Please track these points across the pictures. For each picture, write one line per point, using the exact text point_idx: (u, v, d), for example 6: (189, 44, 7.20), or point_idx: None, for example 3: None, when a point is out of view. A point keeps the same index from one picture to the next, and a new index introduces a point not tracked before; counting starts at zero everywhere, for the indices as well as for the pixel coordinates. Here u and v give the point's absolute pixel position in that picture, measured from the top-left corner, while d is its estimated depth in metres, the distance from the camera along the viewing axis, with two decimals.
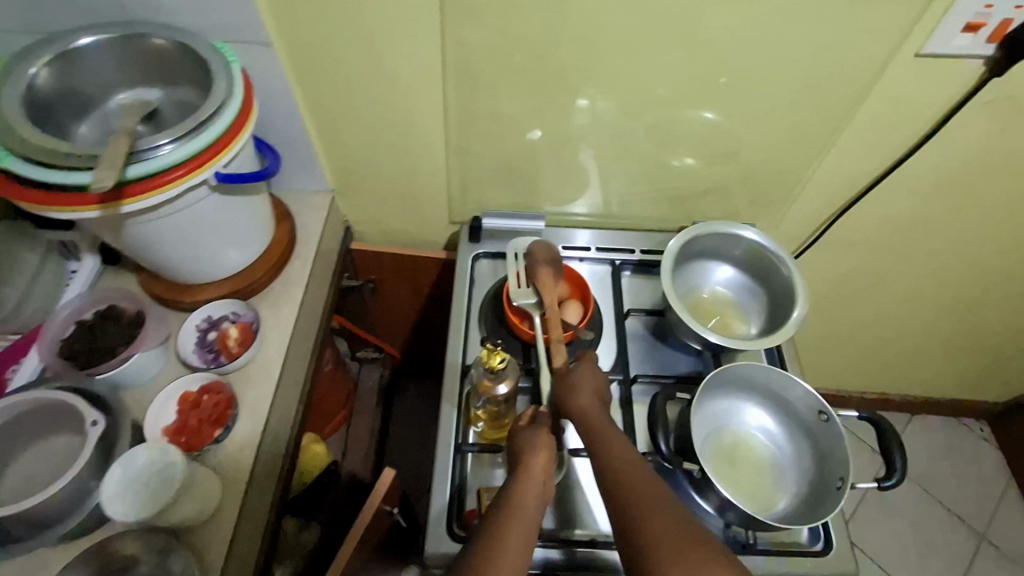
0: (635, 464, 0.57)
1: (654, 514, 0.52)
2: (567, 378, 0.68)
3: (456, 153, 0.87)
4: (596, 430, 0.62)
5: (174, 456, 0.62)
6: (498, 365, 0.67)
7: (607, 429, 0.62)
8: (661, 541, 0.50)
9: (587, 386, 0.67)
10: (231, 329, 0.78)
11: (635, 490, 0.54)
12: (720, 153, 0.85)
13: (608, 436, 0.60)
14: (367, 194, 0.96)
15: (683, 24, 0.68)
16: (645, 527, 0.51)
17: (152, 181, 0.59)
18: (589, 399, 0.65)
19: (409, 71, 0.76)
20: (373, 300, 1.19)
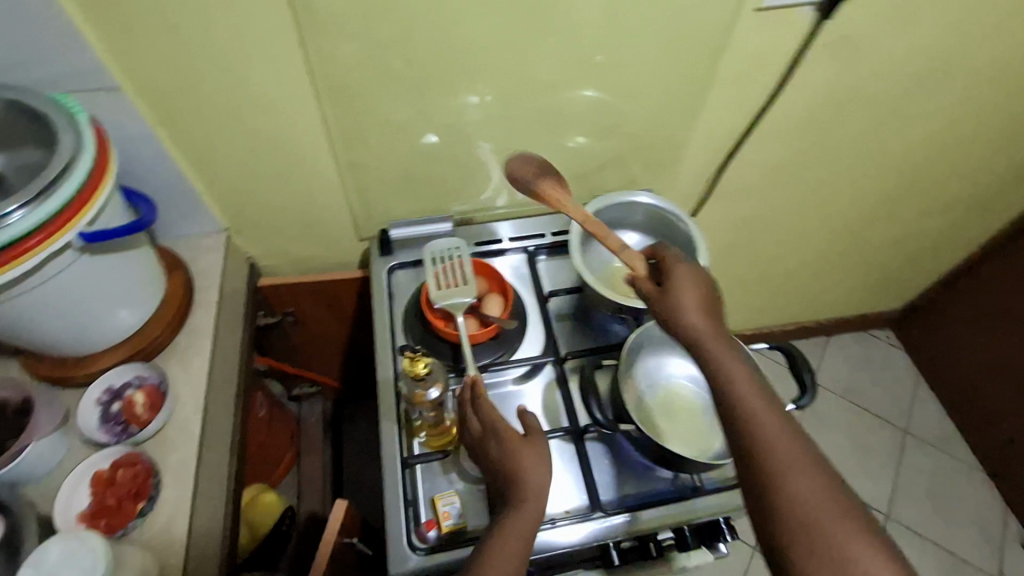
0: (760, 393, 0.56)
1: (792, 451, 0.52)
2: (669, 297, 0.62)
3: (348, 170, 0.85)
4: (714, 356, 0.58)
5: (94, 542, 0.56)
6: (422, 370, 0.67)
7: (728, 351, 0.59)
8: (795, 481, 0.51)
9: (704, 298, 0.62)
10: (136, 395, 0.71)
11: (770, 425, 0.54)
12: (606, 128, 0.88)
13: (730, 360, 0.58)
14: (265, 226, 0.92)
15: (541, 10, 0.70)
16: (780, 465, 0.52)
17: (6, 254, 0.54)
18: (700, 316, 0.60)
19: (279, 93, 0.73)
20: (297, 333, 1.15)
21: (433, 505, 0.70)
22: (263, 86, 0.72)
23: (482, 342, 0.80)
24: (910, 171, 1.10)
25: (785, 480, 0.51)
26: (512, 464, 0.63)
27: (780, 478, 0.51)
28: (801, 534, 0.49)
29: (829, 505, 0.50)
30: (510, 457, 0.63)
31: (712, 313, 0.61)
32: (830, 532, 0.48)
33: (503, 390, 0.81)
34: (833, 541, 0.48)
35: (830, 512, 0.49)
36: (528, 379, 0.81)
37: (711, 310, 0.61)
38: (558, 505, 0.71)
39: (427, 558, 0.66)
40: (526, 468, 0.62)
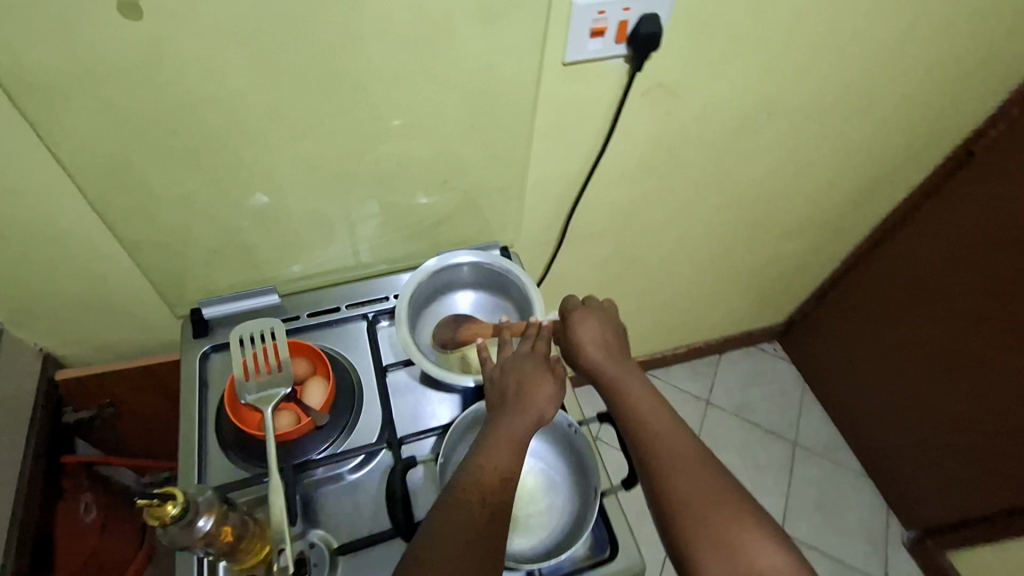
0: (656, 403, 0.65)
1: (683, 449, 0.61)
2: (572, 336, 0.72)
3: (137, 249, 0.75)
4: (614, 381, 0.68)
5: None
6: (172, 512, 0.54)
7: (629, 370, 0.69)
8: (688, 476, 0.60)
9: (607, 336, 0.72)
10: None
11: (664, 430, 0.63)
12: (437, 183, 0.82)
13: (630, 378, 0.68)
14: (53, 313, 0.80)
15: (322, 72, 0.64)
16: (675, 464, 0.60)
17: None
18: (602, 350, 0.70)
19: (23, 168, 0.64)
20: (125, 421, 1.01)
21: None
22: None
23: (305, 435, 0.73)
24: (760, 202, 1.13)
25: (676, 476, 0.60)
26: (526, 392, 0.66)
27: (676, 473, 0.60)
28: (691, 526, 0.57)
29: (713, 492, 0.59)
30: (529, 385, 0.67)
31: (616, 343, 0.72)
32: (713, 520, 0.57)
33: (334, 486, 0.73)
34: (714, 528, 0.57)
35: (714, 500, 0.58)
36: (362, 469, 0.74)
37: (611, 341, 0.71)
38: None
39: None
40: (537, 397, 0.66)
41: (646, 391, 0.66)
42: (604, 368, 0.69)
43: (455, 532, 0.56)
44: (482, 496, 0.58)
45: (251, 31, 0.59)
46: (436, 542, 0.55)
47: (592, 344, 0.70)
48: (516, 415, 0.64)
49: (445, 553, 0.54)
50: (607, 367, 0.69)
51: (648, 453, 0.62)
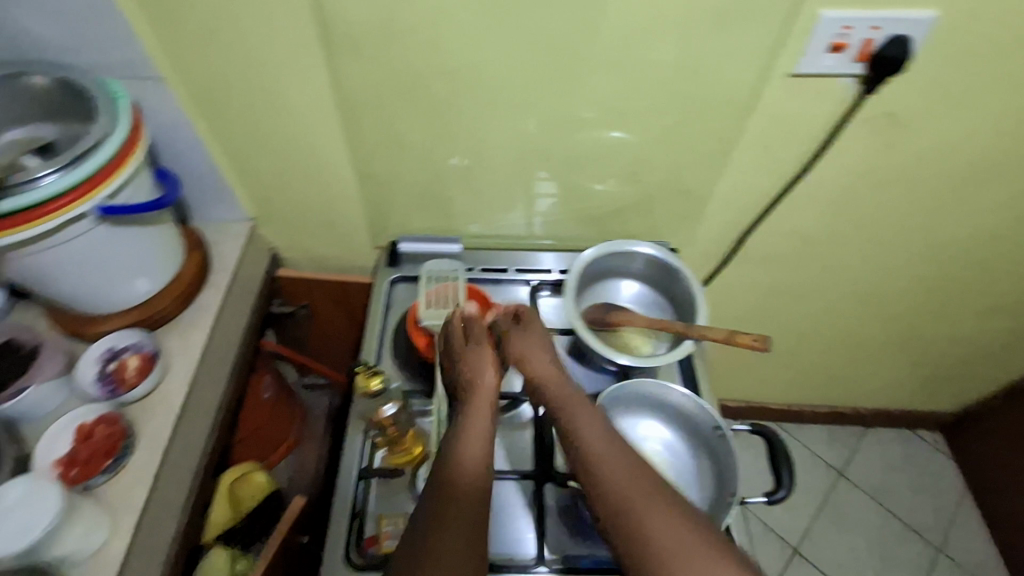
0: (593, 417, 0.66)
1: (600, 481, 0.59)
2: (515, 344, 0.75)
3: (367, 181, 0.89)
4: (561, 397, 0.68)
5: (49, 491, 0.60)
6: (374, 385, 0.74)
7: (556, 394, 0.69)
8: (610, 467, 0.60)
9: (543, 351, 0.74)
10: (130, 359, 0.75)
11: (586, 426, 0.64)
12: (628, 174, 0.87)
13: (575, 403, 0.67)
14: (289, 221, 0.97)
15: (565, 53, 0.71)
16: (593, 456, 0.61)
17: (28, 213, 0.58)
18: (528, 364, 0.73)
19: (311, 102, 0.78)
20: (309, 326, 1.19)
21: (377, 522, 0.71)
22: (296, 92, 0.76)
23: None
24: (968, 265, 1.01)
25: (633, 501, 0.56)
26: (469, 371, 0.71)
27: (602, 464, 0.60)
28: (635, 511, 0.55)
29: (655, 521, 0.54)
30: (475, 365, 0.71)
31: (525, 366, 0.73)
32: (657, 504, 0.55)
33: None
34: (660, 523, 0.54)
35: (650, 487, 0.57)
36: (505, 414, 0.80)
37: (531, 363, 0.73)
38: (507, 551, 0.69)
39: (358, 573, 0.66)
40: (491, 388, 0.70)
41: (571, 394, 0.69)
42: (542, 377, 0.71)
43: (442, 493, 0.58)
44: (460, 465, 0.60)
45: (518, 10, 0.67)
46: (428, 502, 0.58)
47: (528, 357, 0.73)
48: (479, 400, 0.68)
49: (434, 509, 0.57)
50: (542, 377, 0.71)
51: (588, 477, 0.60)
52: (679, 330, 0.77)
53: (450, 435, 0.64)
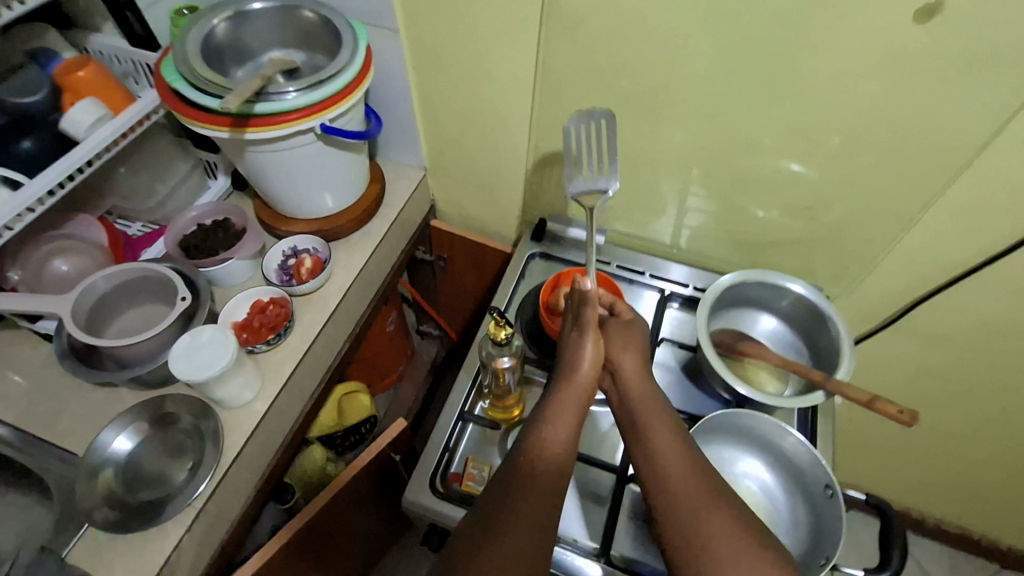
0: (676, 429, 0.60)
1: (677, 499, 0.54)
2: (617, 331, 0.69)
3: (537, 156, 0.94)
4: (648, 402, 0.62)
5: (229, 340, 0.70)
6: (504, 337, 0.70)
7: (643, 395, 0.63)
8: (681, 487, 0.54)
9: (635, 347, 0.67)
10: (307, 259, 0.88)
11: (663, 439, 0.59)
12: (800, 205, 0.83)
13: (660, 413, 0.61)
14: (457, 178, 1.06)
15: (773, 71, 0.69)
16: (668, 473, 0.56)
17: (273, 118, 0.70)
18: (624, 354, 0.66)
19: (512, 74, 0.84)
20: (443, 279, 1.30)
21: (464, 463, 0.76)
22: (502, 63, 0.83)
23: None
24: None
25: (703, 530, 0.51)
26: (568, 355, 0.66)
27: (675, 487, 0.55)
28: (698, 543, 0.51)
29: (728, 557, 0.49)
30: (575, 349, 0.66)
31: (622, 357, 0.66)
32: (733, 543, 0.50)
33: None
34: (729, 559, 0.49)
35: (722, 518, 0.52)
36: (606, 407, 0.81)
37: (625, 354, 0.66)
38: (574, 532, 0.72)
39: (438, 500, 0.72)
40: (588, 376, 0.64)
41: (657, 402, 0.62)
42: (627, 378, 0.65)
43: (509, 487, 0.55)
44: (537, 458, 0.57)
45: (737, 22, 0.66)
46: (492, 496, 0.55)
47: (617, 353, 0.67)
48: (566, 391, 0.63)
49: (501, 501, 0.54)
50: (630, 374, 0.65)
51: (658, 492, 0.55)
52: (816, 379, 0.72)
53: (534, 424, 0.61)
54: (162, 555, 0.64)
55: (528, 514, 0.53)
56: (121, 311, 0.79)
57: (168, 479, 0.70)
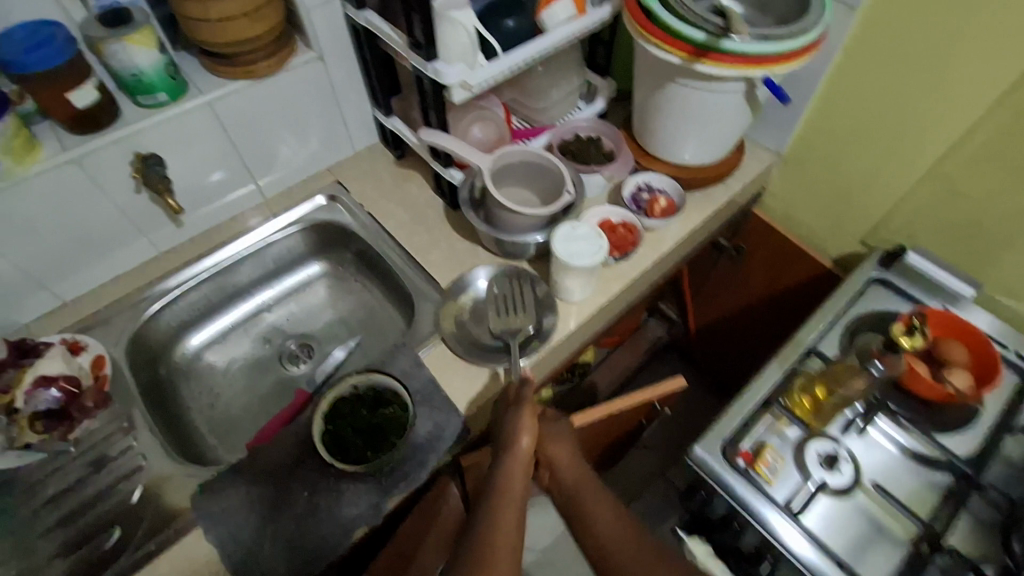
0: (607, 496, 0.69)
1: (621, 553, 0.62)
2: (547, 422, 0.76)
3: (934, 183, 0.84)
4: (581, 486, 0.70)
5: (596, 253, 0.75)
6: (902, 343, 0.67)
7: (577, 478, 0.71)
8: (618, 552, 0.62)
9: (568, 442, 0.74)
10: (661, 198, 0.90)
11: (601, 514, 0.67)
12: None
13: (591, 487, 0.70)
14: (810, 176, 1.00)
15: None
16: (610, 541, 0.64)
17: (733, 59, 0.71)
18: (558, 446, 0.73)
19: (973, 96, 0.73)
20: (721, 268, 1.26)
21: (758, 446, 0.75)
22: (968, 79, 0.72)
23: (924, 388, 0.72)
24: None
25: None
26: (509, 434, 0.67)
27: (612, 549, 0.63)
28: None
29: None
30: (513, 426, 0.68)
31: (557, 445, 0.73)
32: None
33: (886, 446, 0.75)
34: None
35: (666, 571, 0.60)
36: (920, 463, 0.73)
37: (557, 445, 0.73)
38: (855, 564, 0.68)
39: (725, 466, 0.72)
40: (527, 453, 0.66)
41: (593, 483, 0.70)
42: (564, 468, 0.72)
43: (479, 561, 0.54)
44: (494, 538, 0.57)
45: None
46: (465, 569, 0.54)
47: (548, 444, 0.74)
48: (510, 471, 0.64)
49: (476, 573, 0.53)
50: (563, 462, 0.72)
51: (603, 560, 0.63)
52: None
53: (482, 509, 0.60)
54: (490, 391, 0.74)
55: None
56: (506, 183, 0.89)
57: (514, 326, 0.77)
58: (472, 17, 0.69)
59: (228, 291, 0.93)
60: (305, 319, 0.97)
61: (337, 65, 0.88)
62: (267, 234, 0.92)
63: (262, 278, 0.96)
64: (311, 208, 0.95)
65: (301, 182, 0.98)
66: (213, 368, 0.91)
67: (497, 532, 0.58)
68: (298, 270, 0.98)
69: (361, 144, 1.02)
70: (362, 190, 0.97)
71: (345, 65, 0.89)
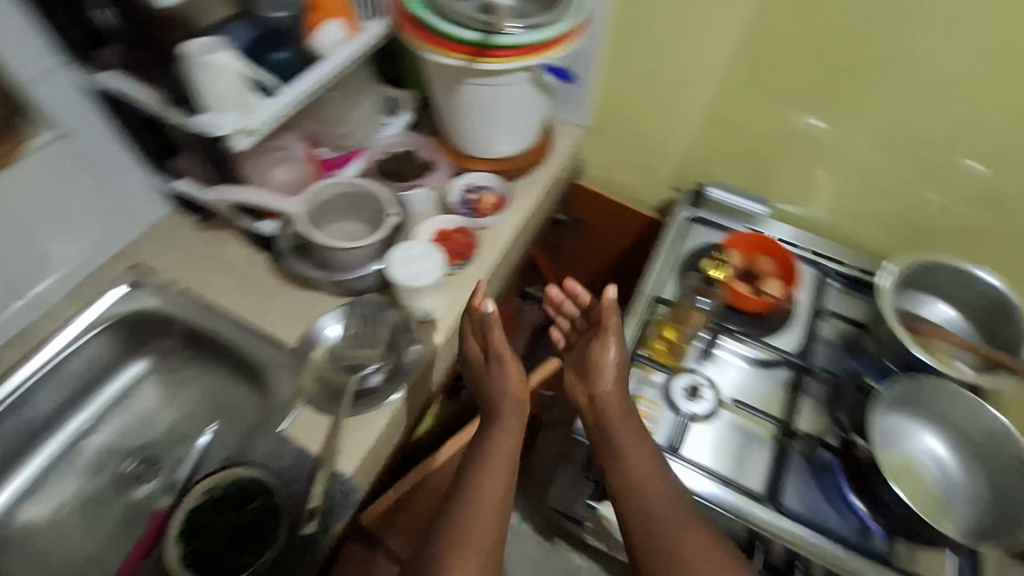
0: (645, 446, 0.70)
1: (649, 500, 0.66)
2: (593, 356, 0.77)
3: (712, 122, 0.95)
4: (617, 429, 0.71)
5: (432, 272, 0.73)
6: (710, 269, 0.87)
7: (618, 426, 0.71)
8: (650, 503, 0.66)
9: (614, 382, 0.74)
10: (488, 196, 0.92)
11: (635, 465, 0.68)
12: (982, 193, 0.85)
13: (628, 438, 0.70)
14: (614, 139, 1.07)
15: (999, 58, 0.72)
16: (638, 488, 0.67)
17: (505, 52, 0.73)
18: (608, 379, 0.75)
19: (718, 39, 0.84)
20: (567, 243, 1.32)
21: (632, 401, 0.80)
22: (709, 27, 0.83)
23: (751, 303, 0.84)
24: None
25: (665, 528, 0.64)
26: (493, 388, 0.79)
27: (644, 503, 0.66)
28: (666, 543, 0.63)
29: (688, 527, 0.64)
30: (501, 373, 0.79)
31: (604, 378, 0.75)
32: (684, 537, 0.63)
33: (736, 364, 0.84)
34: (688, 540, 0.63)
35: (692, 532, 0.63)
36: (764, 368, 0.83)
37: (604, 379, 0.75)
38: (738, 476, 0.74)
39: None
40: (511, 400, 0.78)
41: (632, 432, 0.71)
42: (607, 409, 0.73)
43: (453, 538, 0.63)
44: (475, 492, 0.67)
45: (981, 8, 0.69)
46: (443, 541, 0.63)
47: (595, 378, 0.75)
48: (497, 419, 0.76)
49: (455, 531, 0.64)
50: (608, 402, 0.73)
51: (625, 504, 0.67)
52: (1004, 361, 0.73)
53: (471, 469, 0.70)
54: (371, 438, 0.69)
55: (480, 550, 0.63)
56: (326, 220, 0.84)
57: (367, 363, 0.74)
58: (235, 60, 0.66)
59: (27, 427, 0.77)
60: (140, 430, 0.84)
61: (96, 137, 0.77)
62: (57, 349, 0.78)
63: (68, 400, 0.81)
64: (107, 304, 0.81)
65: (87, 277, 0.84)
66: (33, 524, 0.75)
67: (482, 486, 0.68)
68: (115, 378, 0.84)
69: (155, 217, 0.90)
70: (169, 265, 0.86)
71: (107, 135, 0.78)
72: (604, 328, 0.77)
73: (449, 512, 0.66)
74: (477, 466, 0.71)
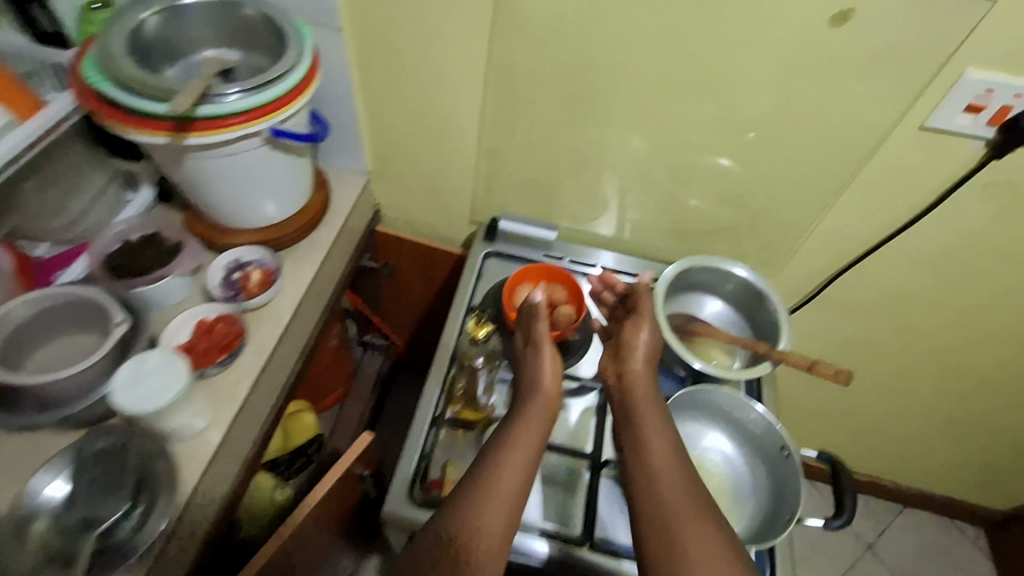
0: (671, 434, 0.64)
1: (670, 488, 0.59)
2: (629, 337, 0.74)
3: (487, 156, 0.94)
4: (643, 412, 0.66)
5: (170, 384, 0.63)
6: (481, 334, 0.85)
7: (651, 413, 0.66)
8: (667, 494, 0.59)
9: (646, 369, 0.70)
10: (254, 272, 0.82)
11: (658, 452, 0.62)
12: (734, 197, 0.92)
13: (654, 421, 0.65)
14: (402, 181, 1.03)
15: (709, 81, 0.77)
16: (658, 475, 0.60)
17: (216, 121, 0.65)
18: (640, 359, 0.71)
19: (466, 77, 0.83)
20: (388, 287, 1.26)
21: (443, 468, 0.76)
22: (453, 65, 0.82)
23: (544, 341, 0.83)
24: None
25: (681, 520, 0.56)
26: (531, 363, 0.72)
27: (661, 498, 0.59)
28: (674, 540, 0.55)
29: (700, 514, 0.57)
30: (536, 350, 0.73)
31: (641, 355, 0.72)
32: (696, 528, 0.55)
33: None
34: (698, 535, 0.55)
35: (708, 531, 0.55)
36: (572, 397, 0.84)
37: (638, 357, 0.71)
38: (560, 519, 0.73)
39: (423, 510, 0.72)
40: (546, 391, 0.69)
41: (661, 423, 0.66)
42: (636, 394, 0.68)
43: (464, 517, 0.57)
44: (494, 477, 0.60)
45: (681, 38, 0.73)
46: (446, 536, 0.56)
47: (626, 357, 0.72)
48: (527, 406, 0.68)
49: (460, 518, 0.57)
50: (639, 389, 0.68)
51: (637, 489, 0.61)
52: (762, 351, 0.79)
53: (489, 451, 0.63)
54: None
55: (489, 538, 0.56)
56: (38, 349, 0.70)
57: (105, 514, 0.61)
58: None
59: None
60: None
61: None
62: None
63: None
64: None
65: None
66: None
67: (498, 473, 0.61)
68: None
69: None
70: None
71: None
72: (642, 313, 0.75)
73: (462, 500, 0.59)
74: (496, 452, 0.63)
